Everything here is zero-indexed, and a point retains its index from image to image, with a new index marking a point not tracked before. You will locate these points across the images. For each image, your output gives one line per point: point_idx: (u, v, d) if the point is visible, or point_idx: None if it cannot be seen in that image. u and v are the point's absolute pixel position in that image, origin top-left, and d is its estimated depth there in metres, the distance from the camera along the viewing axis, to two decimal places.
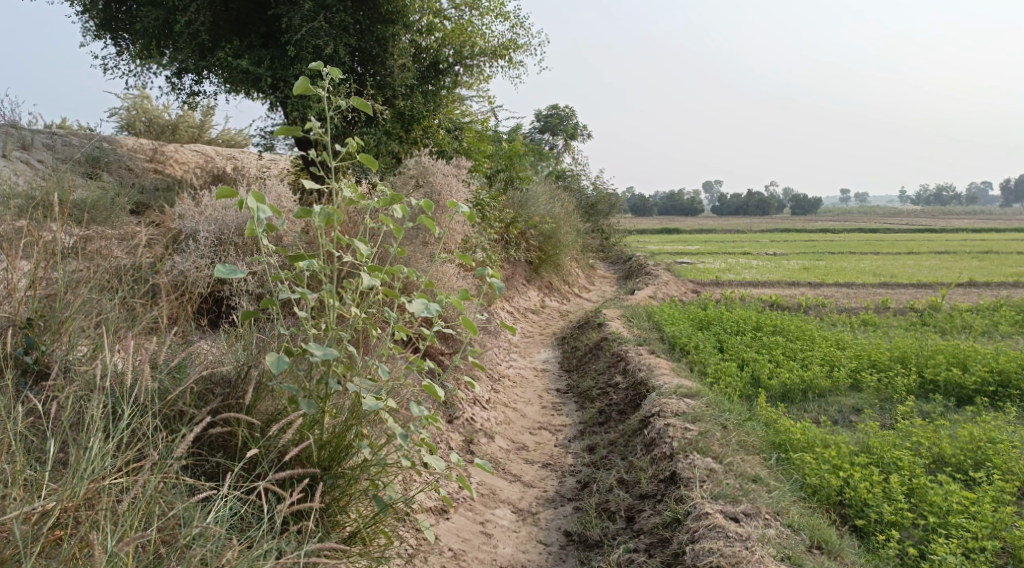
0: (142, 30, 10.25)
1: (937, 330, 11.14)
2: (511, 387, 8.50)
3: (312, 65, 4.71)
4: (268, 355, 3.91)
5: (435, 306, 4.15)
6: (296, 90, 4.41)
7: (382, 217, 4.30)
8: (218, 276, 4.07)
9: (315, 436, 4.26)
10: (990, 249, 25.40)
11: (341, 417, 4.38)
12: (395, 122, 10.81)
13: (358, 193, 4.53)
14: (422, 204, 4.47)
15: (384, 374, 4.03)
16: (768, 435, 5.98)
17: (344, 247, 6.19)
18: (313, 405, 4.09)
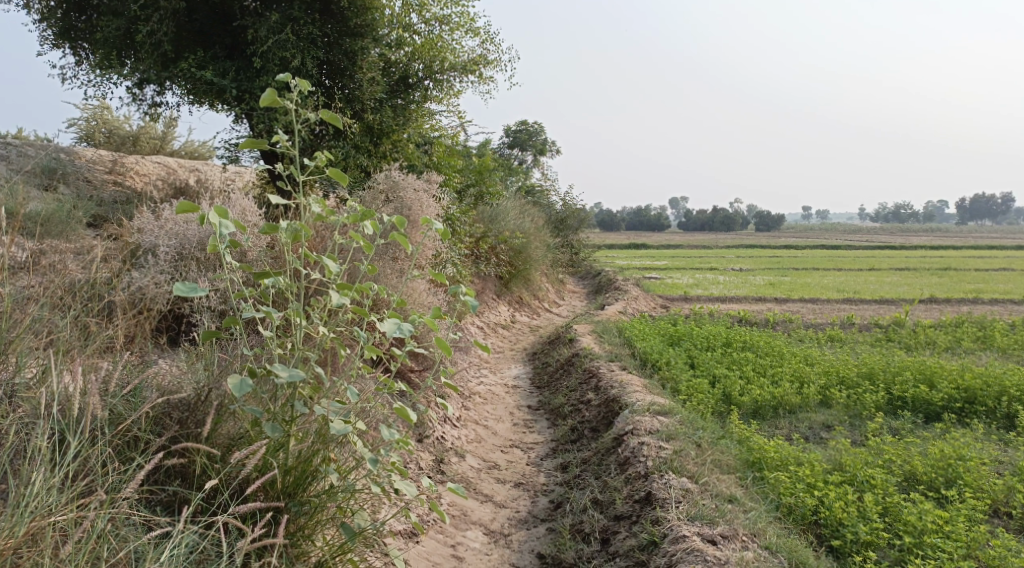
0: (103, 39, 10.06)
1: (903, 346, 11.22)
2: (481, 404, 8.39)
3: (280, 76, 4.59)
4: (230, 377, 3.76)
5: (407, 326, 4.02)
6: (263, 102, 4.30)
7: (352, 234, 4.19)
8: (178, 294, 4.00)
9: (279, 461, 4.13)
10: (950, 266, 25.80)
11: (308, 441, 4.25)
12: (364, 136, 10.70)
13: (327, 209, 4.41)
14: (393, 220, 4.37)
15: (353, 397, 3.91)
16: (742, 453, 5.93)
17: (311, 263, 6.06)
18: (277, 430, 3.96)
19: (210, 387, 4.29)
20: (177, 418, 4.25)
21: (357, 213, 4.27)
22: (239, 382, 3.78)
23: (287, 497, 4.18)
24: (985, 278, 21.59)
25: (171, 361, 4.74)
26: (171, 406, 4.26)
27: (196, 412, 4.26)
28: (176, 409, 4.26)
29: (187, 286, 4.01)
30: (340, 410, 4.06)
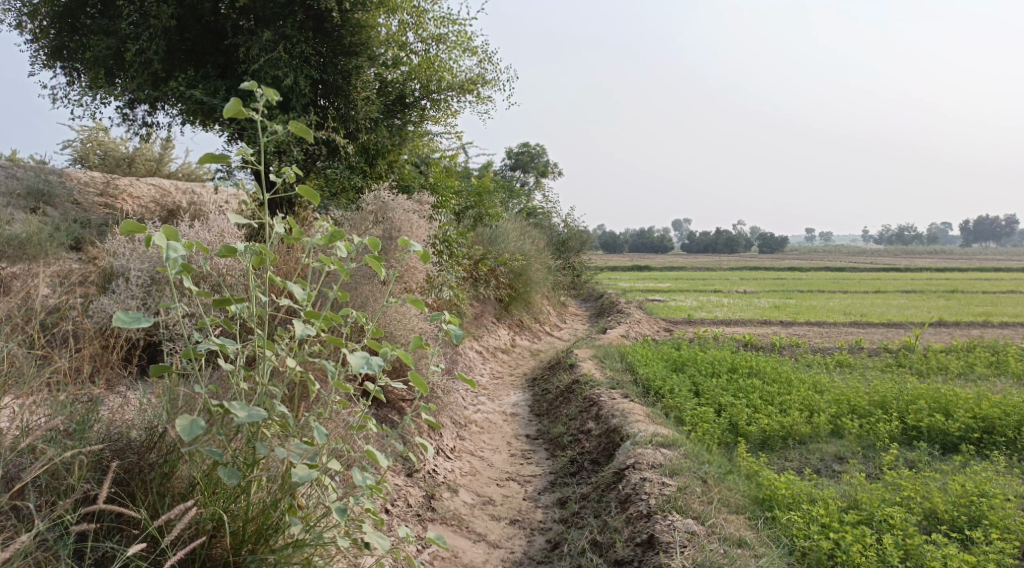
0: (92, 58, 9.82)
1: (915, 372, 10.87)
2: (478, 433, 8.06)
3: (245, 85, 4.34)
4: (180, 419, 3.57)
5: (376, 361, 3.71)
6: (228, 114, 4.14)
7: (323, 257, 4.07)
8: (119, 325, 3.69)
9: (236, 512, 3.90)
10: (957, 288, 25.48)
11: (272, 488, 3.98)
12: (359, 156, 10.44)
13: (297, 230, 4.26)
14: (368, 242, 4.23)
15: (320, 439, 3.63)
16: (751, 490, 5.59)
17: (279, 290, 5.75)
18: (235, 476, 3.70)
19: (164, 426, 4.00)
20: (125, 462, 3.97)
21: (326, 234, 4.12)
22: (187, 424, 3.58)
23: (246, 551, 3.90)
24: (993, 301, 21.29)
25: (136, 394, 4.44)
26: (118, 448, 3.98)
27: (148, 454, 3.99)
28: (124, 452, 3.98)
29: (130, 315, 3.73)
30: (304, 451, 3.77)
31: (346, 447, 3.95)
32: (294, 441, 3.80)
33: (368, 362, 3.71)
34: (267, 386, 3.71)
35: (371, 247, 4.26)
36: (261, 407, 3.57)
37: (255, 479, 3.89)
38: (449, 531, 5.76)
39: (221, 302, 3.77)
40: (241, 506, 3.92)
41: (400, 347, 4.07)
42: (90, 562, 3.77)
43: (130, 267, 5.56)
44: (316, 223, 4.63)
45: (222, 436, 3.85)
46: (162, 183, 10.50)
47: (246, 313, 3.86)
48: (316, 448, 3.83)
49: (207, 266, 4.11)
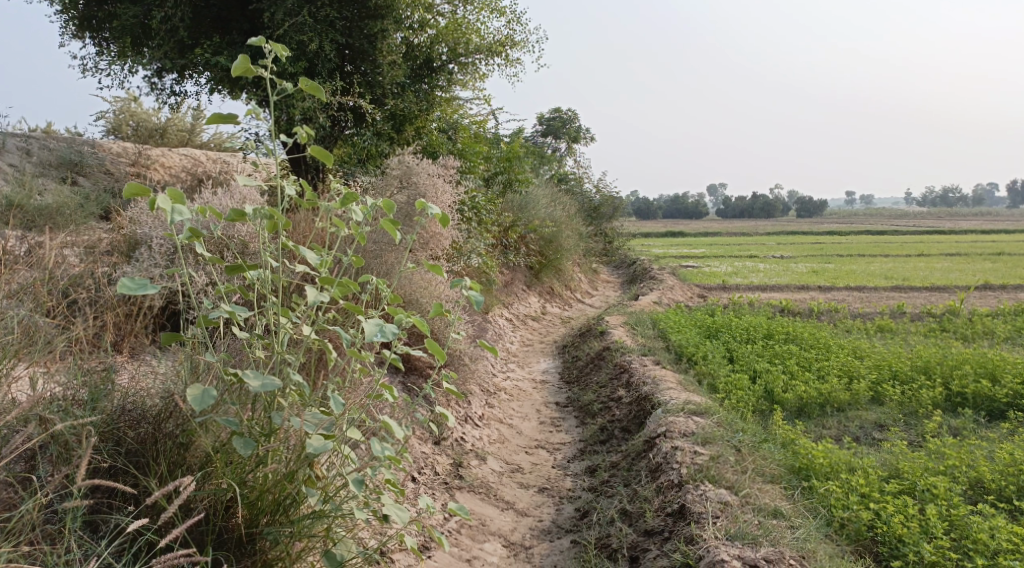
0: (119, 26, 9.74)
1: (958, 337, 10.59)
2: (508, 401, 7.98)
3: (252, 41, 4.21)
4: (192, 389, 3.53)
5: (390, 329, 3.59)
6: (236, 72, 4.03)
7: (337, 221, 3.99)
8: (124, 292, 3.64)
9: (251, 483, 3.87)
10: (1002, 251, 24.85)
11: (290, 459, 3.93)
12: (386, 123, 10.32)
13: (311, 194, 4.17)
14: (382, 205, 4.12)
15: (335, 410, 3.54)
16: (787, 458, 5.44)
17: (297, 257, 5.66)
18: (250, 445, 3.65)
19: (179, 395, 3.96)
20: (141, 432, 3.96)
21: (340, 197, 4.01)
22: (198, 393, 3.53)
23: (264, 522, 3.89)
24: None
25: (156, 363, 4.39)
26: (134, 418, 3.98)
27: (163, 425, 3.95)
28: (140, 422, 3.97)
29: (135, 282, 3.66)
30: (318, 422, 3.70)
31: (364, 418, 3.86)
32: (309, 411, 3.73)
33: (382, 330, 3.59)
34: (280, 354, 3.64)
35: (386, 210, 4.14)
36: (275, 376, 3.51)
37: (271, 448, 3.84)
38: (477, 499, 5.68)
39: (233, 269, 3.70)
40: (258, 477, 3.88)
41: (417, 315, 3.93)
42: (104, 534, 3.76)
43: (153, 235, 5.51)
44: (331, 187, 4.55)
45: (237, 406, 3.81)
46: (192, 153, 10.47)
47: (262, 279, 3.79)
48: (332, 419, 3.76)
49: (218, 231, 4.05)
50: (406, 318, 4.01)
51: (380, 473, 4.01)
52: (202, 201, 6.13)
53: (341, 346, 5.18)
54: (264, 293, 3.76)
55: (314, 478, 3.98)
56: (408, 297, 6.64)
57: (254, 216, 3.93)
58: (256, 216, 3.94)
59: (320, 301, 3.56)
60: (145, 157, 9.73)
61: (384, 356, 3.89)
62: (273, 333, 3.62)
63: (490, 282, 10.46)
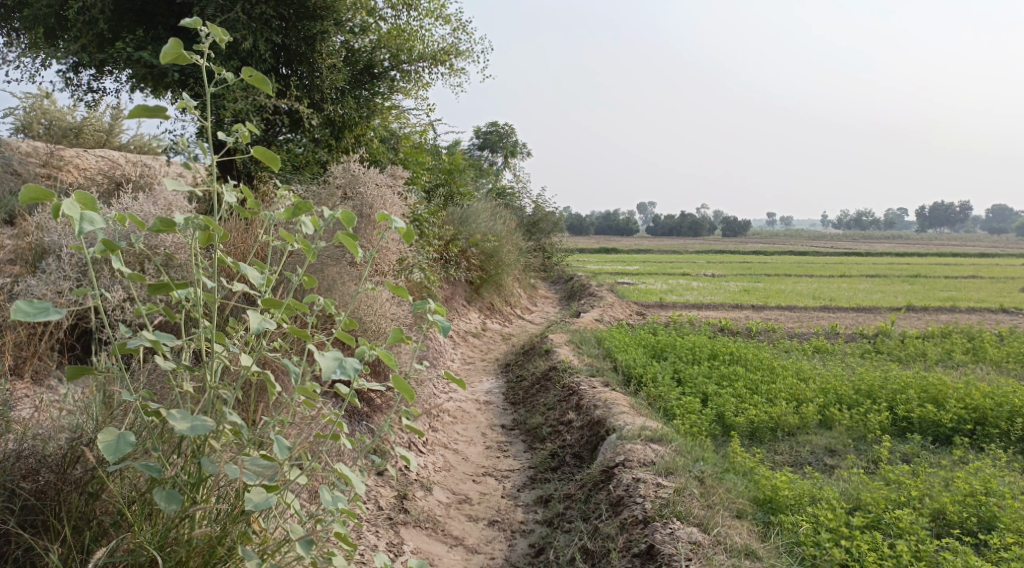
0: (34, 17, 9.09)
1: (894, 359, 10.61)
2: (451, 424, 7.63)
3: (186, 23, 3.78)
4: (104, 436, 3.16)
5: (351, 365, 3.26)
6: (167, 58, 3.61)
7: (286, 235, 3.60)
8: (20, 316, 3.19)
9: (174, 543, 3.44)
10: (920, 272, 25.48)
11: (221, 515, 3.55)
12: (324, 129, 9.89)
13: (255, 202, 3.77)
14: (339, 216, 3.73)
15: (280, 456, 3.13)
16: (749, 489, 5.22)
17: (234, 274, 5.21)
18: (174, 500, 3.24)
19: (90, 439, 3.59)
20: (41, 480, 3.57)
21: (291, 207, 3.62)
22: (110, 442, 3.17)
23: None
24: (957, 285, 21.25)
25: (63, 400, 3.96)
26: (29, 468, 3.57)
27: (69, 470, 3.58)
28: (40, 470, 3.58)
29: (33, 306, 3.21)
30: (259, 470, 3.30)
31: (313, 464, 3.46)
32: (247, 457, 3.33)
33: (341, 366, 3.26)
34: (214, 390, 3.24)
35: (343, 222, 3.76)
36: (206, 417, 3.11)
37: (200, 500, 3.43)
38: (424, 536, 5.35)
39: (158, 289, 3.27)
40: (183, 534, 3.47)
41: (380, 347, 3.63)
42: None
43: (65, 244, 5.04)
44: (276, 194, 4.15)
45: (161, 451, 3.39)
46: (112, 155, 9.85)
47: (192, 299, 3.38)
48: (277, 466, 3.32)
49: (139, 243, 3.62)
50: (368, 350, 3.69)
51: (327, 527, 3.64)
52: (122, 207, 5.64)
53: (287, 382, 4.76)
54: (195, 316, 3.35)
55: (251, 533, 3.58)
56: (354, 316, 6.26)
57: (183, 226, 3.51)
58: (185, 226, 3.52)
59: (265, 328, 3.17)
60: (58, 158, 9.05)
61: (340, 391, 3.57)
62: (208, 366, 3.22)
63: (431, 297, 10.08)
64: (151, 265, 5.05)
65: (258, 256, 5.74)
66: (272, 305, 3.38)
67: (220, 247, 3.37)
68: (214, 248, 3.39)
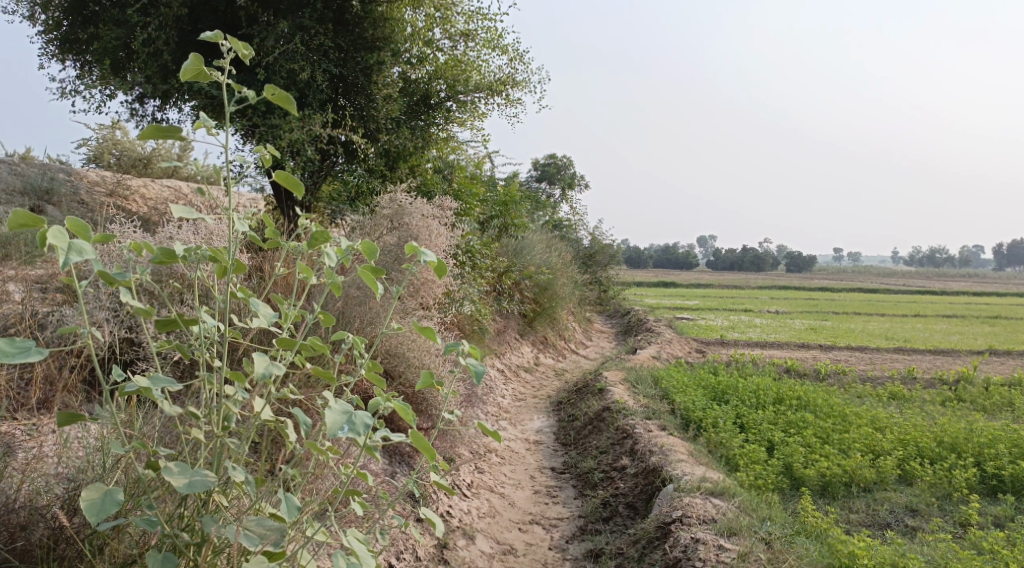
0: (99, 48, 9.02)
1: (976, 408, 9.92)
2: (499, 465, 7.27)
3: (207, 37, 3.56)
4: (89, 492, 3.06)
5: (359, 420, 3.07)
6: (187, 75, 3.45)
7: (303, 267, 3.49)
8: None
9: None
10: (999, 314, 24.43)
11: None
12: (379, 159, 9.71)
13: (271, 233, 3.69)
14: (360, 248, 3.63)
15: (288, 513, 2.99)
16: (824, 555, 4.76)
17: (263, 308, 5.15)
18: (167, 561, 3.06)
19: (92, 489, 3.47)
20: (36, 534, 3.40)
21: (311, 237, 3.51)
22: (93, 502, 3.05)
23: None
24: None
25: (78, 443, 3.74)
26: (22, 524, 3.42)
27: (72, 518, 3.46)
28: (35, 524, 3.42)
29: (14, 345, 3.15)
30: (262, 532, 3.09)
31: (322, 528, 3.20)
32: (252, 517, 3.11)
33: (350, 421, 3.07)
34: (219, 439, 3.10)
35: (365, 255, 3.63)
36: (205, 473, 2.98)
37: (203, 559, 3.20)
38: None
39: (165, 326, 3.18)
40: None
41: (398, 398, 3.43)
42: None
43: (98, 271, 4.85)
44: (302, 223, 3.95)
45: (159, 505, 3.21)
46: (178, 185, 9.60)
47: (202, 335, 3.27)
48: (281, 528, 3.10)
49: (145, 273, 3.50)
50: (383, 401, 3.50)
51: None
52: (165, 235, 5.46)
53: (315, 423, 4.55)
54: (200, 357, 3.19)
55: None
56: (394, 350, 6.07)
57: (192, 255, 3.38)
58: (193, 256, 3.40)
59: (271, 373, 3.08)
60: (123, 187, 8.75)
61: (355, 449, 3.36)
62: (213, 412, 3.09)
63: (483, 331, 9.76)
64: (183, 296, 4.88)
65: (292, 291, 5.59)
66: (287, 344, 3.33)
67: (232, 281, 3.27)
68: (226, 283, 3.29)
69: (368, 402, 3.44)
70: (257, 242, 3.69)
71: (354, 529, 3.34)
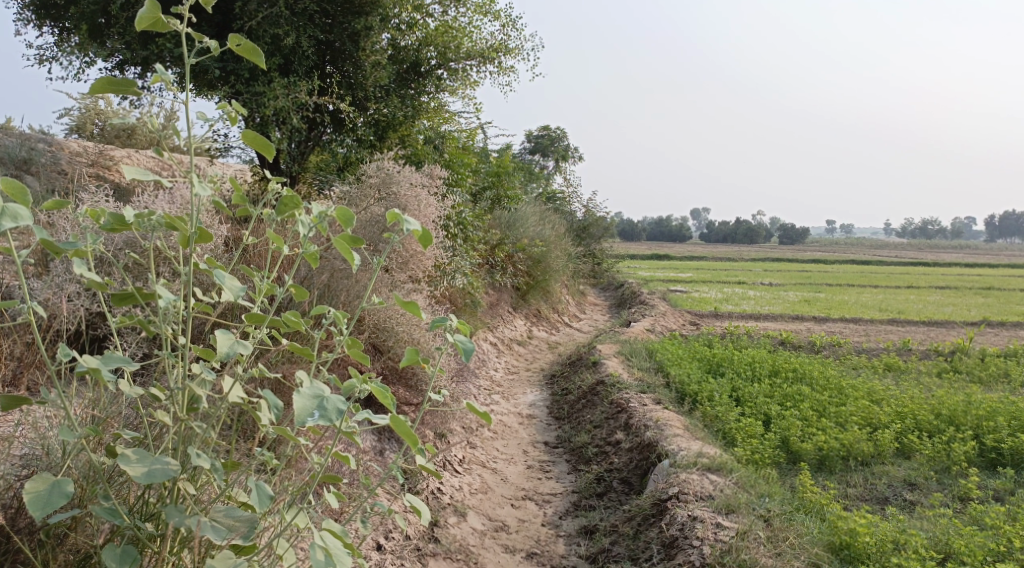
0: (78, 13, 8.70)
1: (972, 380, 9.85)
2: (491, 440, 7.14)
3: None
4: (36, 484, 2.95)
5: (331, 405, 2.90)
6: (143, 22, 3.33)
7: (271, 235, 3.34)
8: None
9: None
10: (991, 285, 24.40)
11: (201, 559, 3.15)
12: (368, 128, 9.48)
13: (236, 198, 3.55)
14: (335, 215, 3.44)
15: (260, 504, 2.91)
16: (823, 533, 4.65)
17: (247, 280, 5.21)
18: (127, 555, 2.97)
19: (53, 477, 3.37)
20: None
21: (280, 203, 3.39)
22: (39, 494, 2.93)
23: None
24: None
25: (44, 424, 3.57)
26: None
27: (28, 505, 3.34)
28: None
29: None
30: (231, 523, 2.99)
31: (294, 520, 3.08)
32: (219, 508, 3.02)
33: (320, 406, 2.90)
34: (185, 422, 3.04)
35: (342, 222, 3.44)
36: (166, 462, 2.91)
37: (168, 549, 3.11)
38: None
39: (122, 300, 3.14)
40: None
41: (375, 381, 3.23)
42: None
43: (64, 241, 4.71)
44: (276, 189, 3.78)
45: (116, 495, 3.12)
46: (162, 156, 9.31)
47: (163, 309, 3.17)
48: (251, 519, 2.99)
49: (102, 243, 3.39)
50: (359, 383, 3.29)
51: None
52: (140, 205, 5.29)
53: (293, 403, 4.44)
54: (164, 334, 3.08)
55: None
56: (381, 324, 5.92)
57: (146, 223, 3.26)
58: (147, 224, 3.26)
59: (237, 352, 2.95)
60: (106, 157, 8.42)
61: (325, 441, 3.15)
62: (178, 393, 3.04)
63: (475, 304, 9.61)
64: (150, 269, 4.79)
65: (272, 263, 5.67)
66: (257, 318, 3.21)
67: (195, 254, 3.15)
68: (189, 254, 3.17)
69: (341, 386, 3.23)
70: (224, 209, 3.52)
71: (330, 521, 3.19)
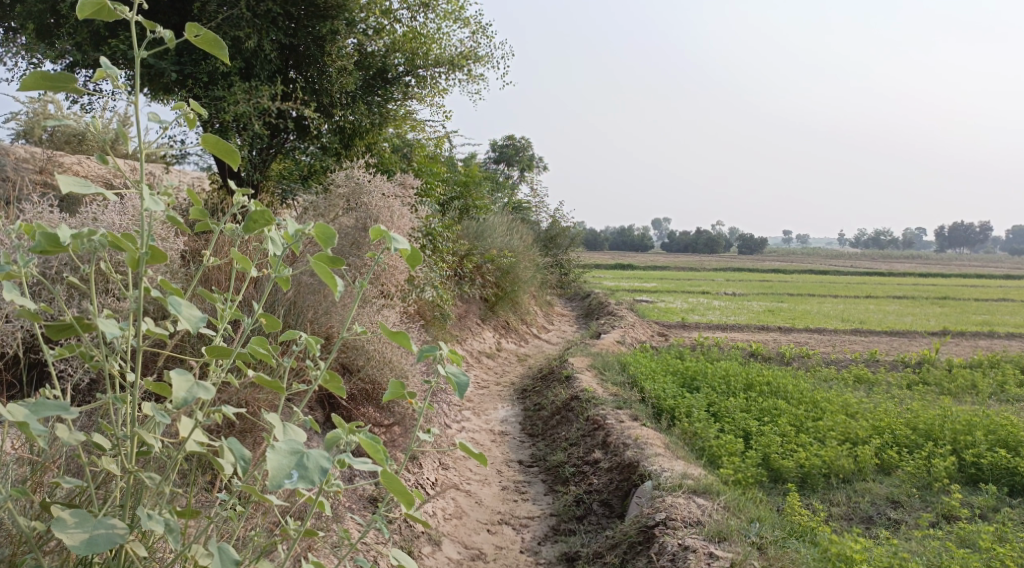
0: (25, 12, 8.29)
1: (942, 392, 9.80)
2: (464, 460, 6.88)
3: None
4: None
5: (312, 464, 2.62)
6: (86, 11, 3.04)
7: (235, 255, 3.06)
8: None
9: None
10: (949, 295, 24.69)
11: None
12: (333, 136, 9.18)
13: (196, 212, 3.26)
14: (310, 232, 3.16)
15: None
16: (816, 559, 4.47)
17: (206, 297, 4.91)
18: None
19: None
20: None
21: (248, 219, 3.10)
22: None
23: None
24: (991, 309, 20.40)
25: None
26: None
27: None
28: None
29: None
30: None
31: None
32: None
33: (300, 465, 2.62)
34: (134, 474, 2.77)
35: (319, 241, 3.16)
36: (111, 525, 2.65)
37: None
38: None
39: (62, 331, 2.89)
40: None
41: (363, 431, 2.96)
42: None
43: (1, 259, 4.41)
44: (245, 201, 3.49)
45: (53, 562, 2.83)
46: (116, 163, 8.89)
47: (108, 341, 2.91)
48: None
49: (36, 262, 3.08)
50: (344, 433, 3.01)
51: None
52: (88, 216, 4.96)
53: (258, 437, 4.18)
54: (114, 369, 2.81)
55: None
56: (351, 344, 5.65)
57: (87, 243, 2.97)
58: (85, 245, 2.95)
59: (196, 397, 2.65)
60: (56, 164, 7.95)
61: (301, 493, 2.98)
62: (126, 442, 2.78)
63: (444, 317, 9.34)
64: (96, 289, 4.49)
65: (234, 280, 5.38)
66: (220, 350, 2.92)
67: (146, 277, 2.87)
68: (139, 277, 2.88)
69: (324, 436, 2.96)
70: (181, 225, 3.23)
71: None
